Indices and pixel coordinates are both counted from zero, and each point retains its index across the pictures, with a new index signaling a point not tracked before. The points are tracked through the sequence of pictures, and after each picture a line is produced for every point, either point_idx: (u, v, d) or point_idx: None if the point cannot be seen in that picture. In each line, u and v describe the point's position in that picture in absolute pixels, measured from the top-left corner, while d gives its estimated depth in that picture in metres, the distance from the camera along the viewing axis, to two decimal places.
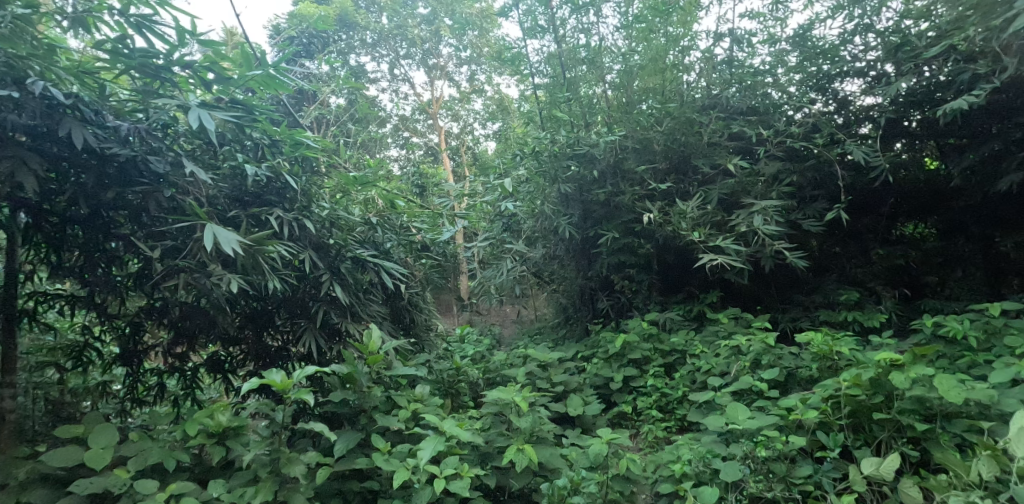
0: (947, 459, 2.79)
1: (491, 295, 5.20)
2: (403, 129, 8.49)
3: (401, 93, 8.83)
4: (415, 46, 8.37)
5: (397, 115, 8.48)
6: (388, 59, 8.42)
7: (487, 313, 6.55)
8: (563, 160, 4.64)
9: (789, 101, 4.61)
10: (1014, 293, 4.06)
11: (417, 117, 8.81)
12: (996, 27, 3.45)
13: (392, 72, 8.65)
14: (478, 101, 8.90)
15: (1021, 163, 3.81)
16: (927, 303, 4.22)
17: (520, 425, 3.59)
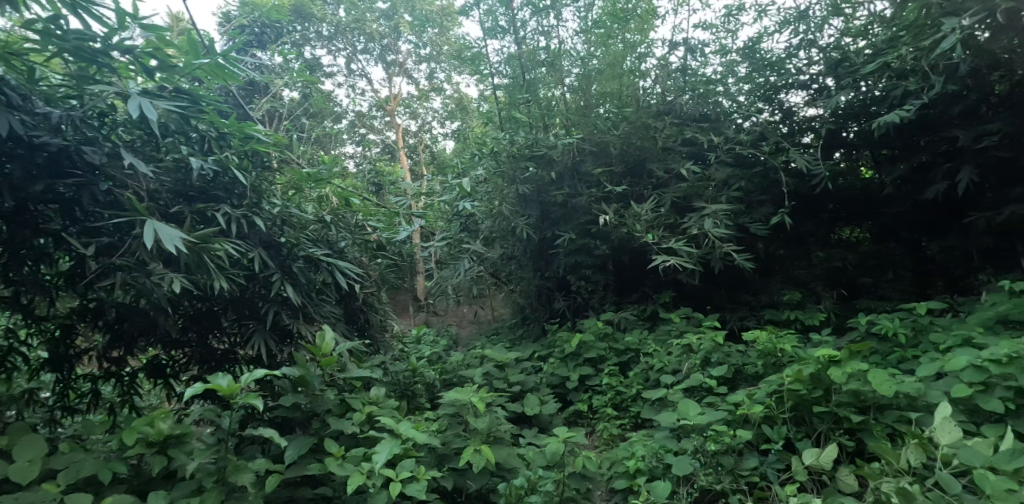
0: (880, 448, 2.99)
1: (449, 295, 5.15)
2: (359, 126, 8.31)
3: (358, 89, 8.63)
4: (373, 41, 8.23)
5: (354, 111, 8.28)
6: (345, 53, 8.27)
7: (445, 313, 6.49)
8: (522, 162, 4.68)
9: (739, 109, 4.82)
10: (938, 295, 4.30)
11: (374, 113, 8.64)
12: (930, 47, 3.69)
13: (349, 67, 8.43)
14: (436, 100, 8.80)
15: (946, 174, 4.12)
16: (862, 303, 4.42)
17: (477, 425, 3.59)
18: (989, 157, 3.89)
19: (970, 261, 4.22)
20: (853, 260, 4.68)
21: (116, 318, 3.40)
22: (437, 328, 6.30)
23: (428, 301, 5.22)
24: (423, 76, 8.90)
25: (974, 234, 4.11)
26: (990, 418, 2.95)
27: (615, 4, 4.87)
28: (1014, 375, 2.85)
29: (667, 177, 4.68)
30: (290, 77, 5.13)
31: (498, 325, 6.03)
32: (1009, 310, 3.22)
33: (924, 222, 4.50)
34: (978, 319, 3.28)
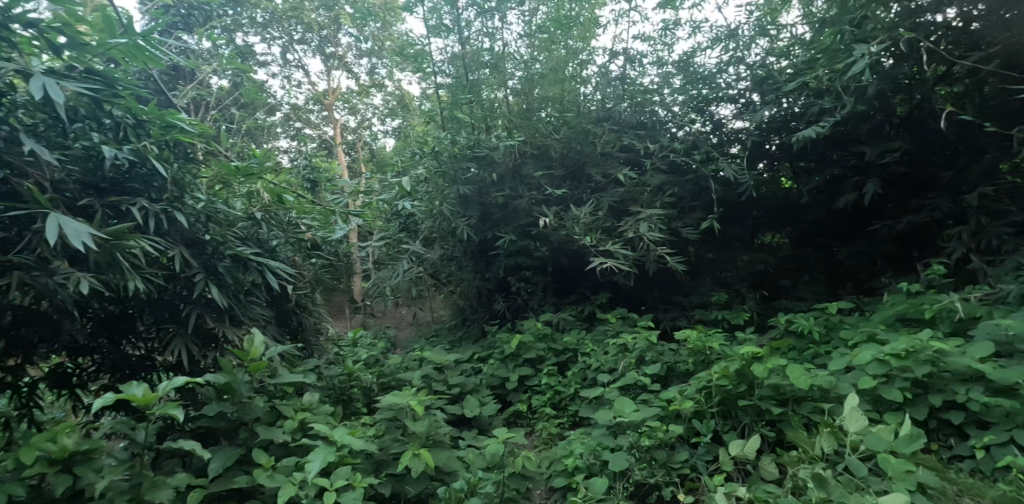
0: (797, 437, 3.22)
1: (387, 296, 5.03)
2: (294, 119, 7.97)
3: (294, 81, 8.27)
4: (311, 31, 7.91)
5: (289, 104, 7.94)
6: (281, 42, 7.91)
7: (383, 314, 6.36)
8: (463, 162, 4.66)
9: (674, 119, 5.04)
10: (847, 295, 4.69)
11: (311, 107, 8.32)
12: (842, 70, 4.03)
13: (284, 57, 8.03)
14: (376, 97, 8.57)
15: (855, 185, 4.47)
16: (782, 302, 4.76)
17: (415, 429, 3.52)
18: (891, 171, 4.31)
19: (874, 265, 4.64)
20: (774, 263, 5.04)
21: (13, 322, 3.01)
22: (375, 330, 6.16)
23: (366, 303, 5.07)
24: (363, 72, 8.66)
25: (878, 241, 4.54)
26: (891, 407, 3.24)
27: (559, 10, 4.96)
28: (911, 367, 3.13)
29: (604, 182, 4.82)
30: (218, 64, 4.75)
31: (438, 326, 5.98)
32: (905, 309, 3.57)
33: (835, 229, 4.90)
34: (880, 317, 3.61)
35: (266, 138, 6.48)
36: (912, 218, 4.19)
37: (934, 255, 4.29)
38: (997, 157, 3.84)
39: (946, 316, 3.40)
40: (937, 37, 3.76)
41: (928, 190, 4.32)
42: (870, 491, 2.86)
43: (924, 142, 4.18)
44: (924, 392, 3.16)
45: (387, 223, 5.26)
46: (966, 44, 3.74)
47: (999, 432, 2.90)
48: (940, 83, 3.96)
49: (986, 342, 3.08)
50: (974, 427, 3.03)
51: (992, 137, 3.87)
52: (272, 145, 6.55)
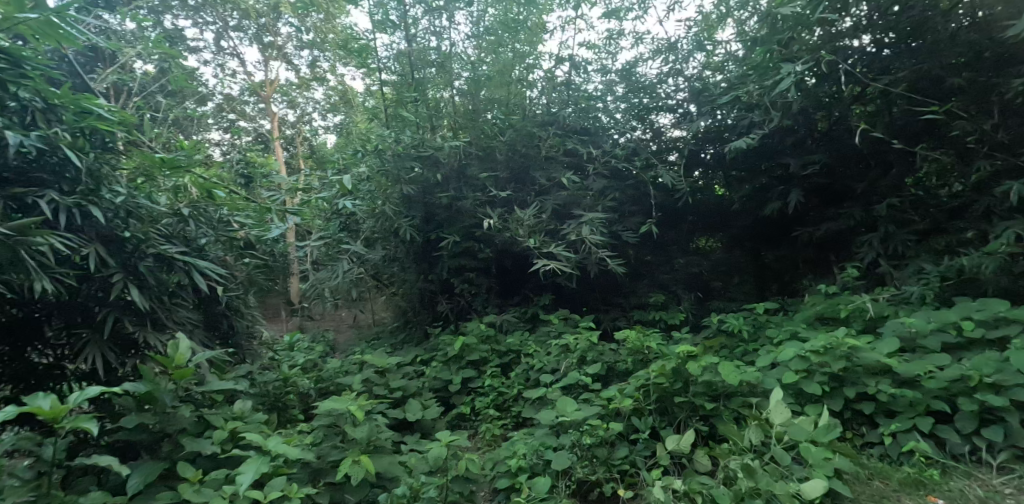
0: (728, 430, 3.39)
1: (327, 298, 4.86)
2: (228, 111, 7.64)
3: (228, 70, 7.87)
4: (248, 18, 7.65)
5: (222, 94, 7.56)
6: (215, 28, 7.49)
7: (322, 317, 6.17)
8: (407, 161, 4.58)
9: (615, 126, 5.24)
10: (773, 297, 4.99)
11: (247, 98, 8.11)
12: (770, 86, 4.32)
13: (218, 44, 7.61)
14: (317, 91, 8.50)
15: (782, 194, 4.76)
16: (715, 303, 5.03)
17: (356, 435, 3.41)
18: (812, 182, 4.65)
19: (797, 268, 4.97)
20: (708, 266, 5.29)
21: None
22: (312, 333, 5.97)
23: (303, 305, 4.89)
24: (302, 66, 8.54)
25: (801, 245, 4.86)
26: (811, 399, 3.47)
27: (506, 13, 4.98)
28: (829, 362, 3.38)
29: (548, 185, 4.89)
30: (143, 47, 4.37)
31: (379, 330, 5.88)
32: (823, 309, 3.87)
33: (763, 235, 5.18)
34: (802, 317, 3.89)
35: (198, 129, 5.93)
36: (830, 225, 4.53)
37: (849, 260, 4.64)
38: (902, 172, 4.26)
39: (859, 315, 3.72)
40: (856, 60, 4.10)
41: (844, 200, 4.70)
42: (794, 478, 3.06)
43: (842, 156, 4.54)
44: (840, 385, 3.40)
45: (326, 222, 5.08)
46: (879, 69, 4.09)
47: (904, 419, 3.17)
48: (856, 102, 4.23)
49: (893, 338, 3.38)
50: (883, 416, 3.30)
51: (898, 153, 4.29)
52: (202, 137, 6.18)
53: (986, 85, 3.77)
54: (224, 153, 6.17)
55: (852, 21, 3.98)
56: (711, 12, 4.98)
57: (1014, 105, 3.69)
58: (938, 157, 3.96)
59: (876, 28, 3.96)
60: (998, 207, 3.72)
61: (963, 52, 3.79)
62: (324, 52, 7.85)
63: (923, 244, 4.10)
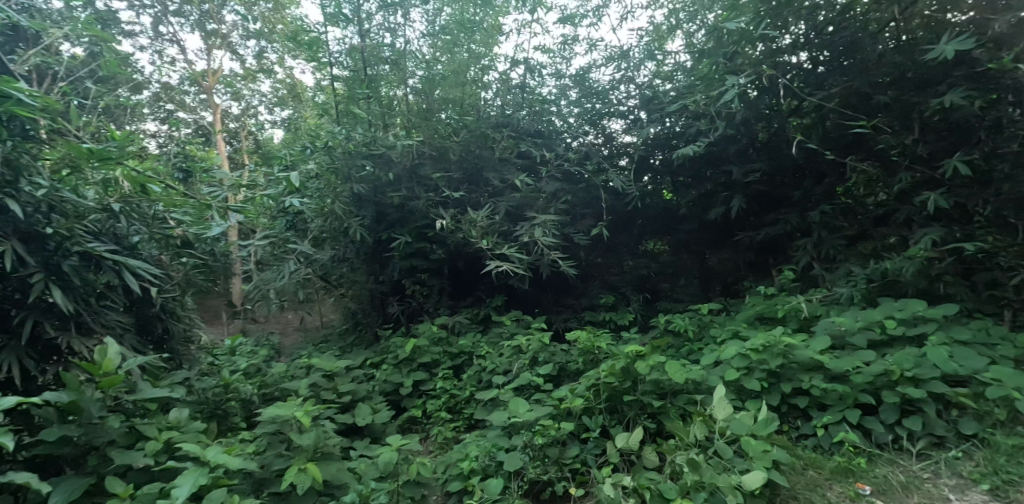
0: (674, 426, 3.47)
1: (272, 301, 4.64)
2: (166, 100, 7.26)
3: (165, 57, 7.44)
4: (190, 3, 7.30)
5: (159, 82, 7.20)
6: (154, 11, 7.05)
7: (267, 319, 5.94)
8: (358, 159, 4.49)
9: (568, 130, 5.39)
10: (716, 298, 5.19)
11: (187, 87, 7.79)
12: (716, 97, 4.58)
13: (156, 28, 7.23)
14: (264, 82, 8.33)
15: (726, 200, 4.96)
16: (663, 304, 5.20)
17: (302, 442, 3.27)
18: (754, 189, 4.85)
19: (739, 271, 5.18)
20: (656, 269, 5.46)
21: None
22: (257, 336, 5.74)
23: (246, 308, 4.61)
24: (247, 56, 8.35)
25: (742, 249, 5.06)
26: (751, 395, 3.61)
27: (462, 13, 4.96)
28: (767, 359, 3.56)
29: (501, 187, 4.91)
30: (71, 28, 4.04)
31: (327, 332, 5.74)
32: (762, 309, 4.09)
33: (709, 239, 5.33)
34: (743, 317, 4.08)
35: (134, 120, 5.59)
36: (768, 230, 4.75)
37: (786, 263, 4.87)
38: (834, 181, 4.55)
39: (794, 314, 3.95)
40: (792, 75, 4.35)
41: (781, 206, 4.94)
42: (736, 471, 3.13)
43: (780, 165, 4.74)
44: (777, 381, 3.57)
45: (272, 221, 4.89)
46: (813, 83, 4.37)
47: (835, 412, 3.36)
48: (793, 115, 4.53)
49: (824, 336, 3.61)
50: (816, 409, 3.48)
51: (830, 164, 4.56)
52: (135, 127, 5.78)
53: (909, 103, 4.04)
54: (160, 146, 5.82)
55: (792, 38, 4.25)
56: (661, 23, 5.12)
57: (933, 122, 3.97)
58: (866, 169, 4.26)
59: (813, 46, 4.24)
60: (916, 217, 4.06)
61: (888, 72, 4.08)
62: (271, 43, 7.58)
63: (852, 248, 4.37)
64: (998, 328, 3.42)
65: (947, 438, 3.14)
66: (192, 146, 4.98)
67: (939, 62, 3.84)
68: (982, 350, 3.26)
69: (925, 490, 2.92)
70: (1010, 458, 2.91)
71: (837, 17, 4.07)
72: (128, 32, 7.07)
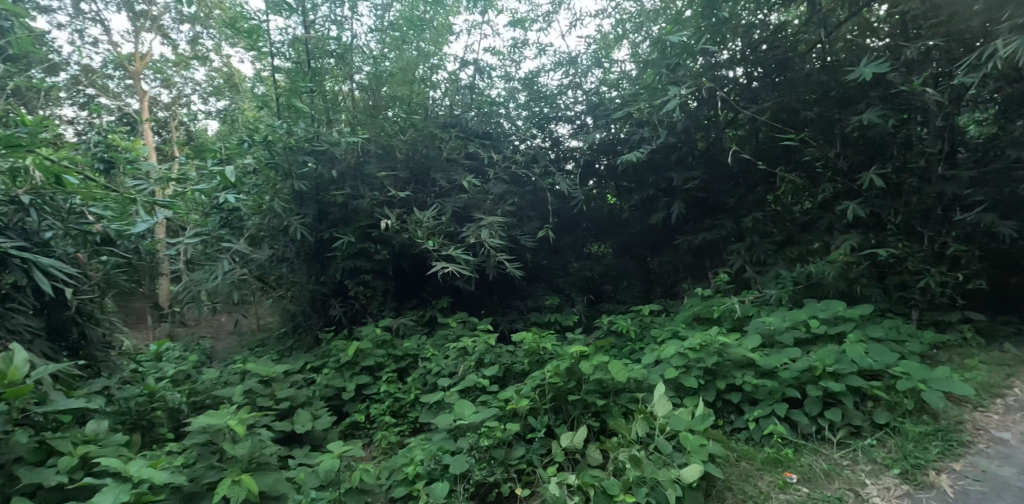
0: (617, 425, 3.51)
1: (203, 303, 4.38)
2: (87, 84, 6.77)
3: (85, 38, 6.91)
4: None
5: (78, 64, 6.72)
6: None
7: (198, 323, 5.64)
8: (299, 155, 4.31)
9: (517, 132, 5.40)
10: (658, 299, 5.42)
11: (111, 72, 7.37)
12: (658, 106, 4.80)
13: (76, 7, 6.73)
14: (197, 71, 7.97)
15: (667, 205, 5.16)
16: (607, 305, 5.36)
17: (235, 452, 3.05)
18: (692, 196, 5.07)
19: (678, 273, 5.43)
20: (600, 271, 5.62)
21: None
22: (186, 341, 5.42)
23: (173, 310, 4.40)
24: (179, 41, 7.98)
25: (681, 252, 5.31)
26: (688, 391, 3.74)
27: (412, 10, 4.91)
28: (703, 358, 3.73)
29: (448, 188, 4.88)
30: None
31: (264, 336, 5.51)
32: (700, 310, 4.30)
33: (650, 242, 5.57)
34: (682, 318, 4.27)
35: (49, 103, 5.23)
36: (705, 235, 5.00)
37: (721, 266, 5.12)
38: (765, 190, 4.85)
39: (728, 315, 4.18)
40: (729, 88, 4.61)
41: (718, 212, 5.18)
42: (674, 465, 3.17)
43: (717, 173, 5.00)
44: (713, 378, 3.73)
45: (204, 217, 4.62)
46: (748, 98, 4.64)
47: (766, 406, 3.53)
48: (730, 126, 4.76)
49: (756, 335, 3.83)
50: (748, 404, 3.64)
51: (763, 174, 4.85)
52: (50, 112, 5.34)
53: (831, 119, 4.40)
54: (78, 134, 5.40)
55: (729, 53, 4.52)
56: (609, 33, 5.44)
57: (852, 138, 4.35)
58: (793, 179, 4.59)
59: (748, 62, 4.54)
60: (838, 224, 4.38)
61: (815, 90, 4.43)
62: (206, 30, 7.24)
63: (779, 253, 4.66)
64: (906, 326, 3.79)
65: (863, 427, 3.35)
66: (115, 136, 4.64)
67: (858, 83, 4.22)
68: (894, 346, 3.58)
69: (845, 476, 3.09)
70: (917, 444, 3.16)
71: (770, 35, 4.45)
72: (43, 9, 6.54)
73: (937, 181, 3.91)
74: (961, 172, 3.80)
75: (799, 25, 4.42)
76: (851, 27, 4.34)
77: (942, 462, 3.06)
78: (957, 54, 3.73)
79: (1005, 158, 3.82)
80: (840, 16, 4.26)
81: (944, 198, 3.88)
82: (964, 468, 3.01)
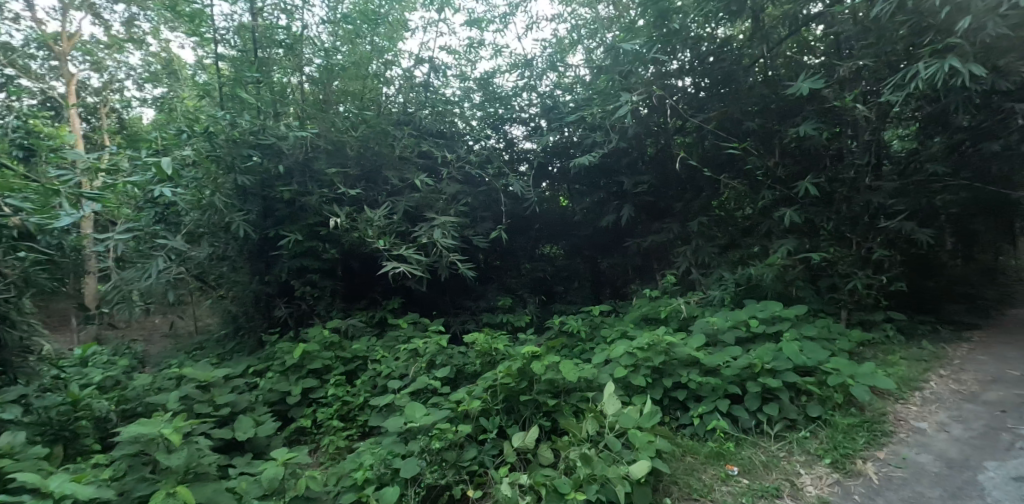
0: (569, 424, 3.50)
1: (134, 303, 4.18)
2: (6, 64, 6.26)
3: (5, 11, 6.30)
4: None
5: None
6: None
7: (129, 326, 5.32)
8: (244, 149, 4.15)
9: (471, 132, 5.44)
10: (608, 300, 5.60)
11: (33, 51, 6.85)
12: (610, 111, 4.93)
13: None
14: (132, 55, 7.48)
15: (617, 208, 5.31)
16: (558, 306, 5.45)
17: (170, 463, 2.82)
18: (641, 199, 5.24)
19: (627, 274, 5.62)
20: (551, 272, 5.73)
21: None
22: (115, 344, 5.08)
23: (101, 311, 4.14)
24: (113, 21, 7.47)
25: (630, 254, 5.49)
26: (637, 390, 3.82)
27: (366, 4, 4.78)
28: (652, 357, 3.83)
29: (400, 186, 4.80)
30: None
31: (202, 339, 5.25)
32: (648, 311, 4.46)
33: (601, 244, 5.73)
34: (630, 318, 4.41)
35: None
36: (653, 238, 5.18)
37: (668, 268, 5.33)
38: (710, 195, 5.06)
39: (675, 315, 4.34)
40: (678, 97, 4.82)
41: (665, 216, 5.38)
42: (624, 462, 3.15)
43: (664, 178, 5.22)
44: (660, 376, 3.83)
45: (137, 212, 4.35)
46: (695, 107, 4.87)
47: (709, 402, 3.65)
48: (678, 133, 4.98)
49: (701, 335, 3.98)
50: (693, 400, 3.75)
51: (707, 180, 5.05)
52: None
53: (772, 131, 4.67)
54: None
55: (678, 63, 4.72)
56: (564, 37, 5.54)
57: (789, 149, 4.63)
58: (735, 186, 4.80)
59: (695, 72, 4.74)
60: (776, 229, 4.60)
61: (757, 102, 4.62)
62: (143, 11, 6.82)
63: (723, 256, 4.85)
64: (836, 325, 4.07)
65: (798, 421, 3.53)
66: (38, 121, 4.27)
67: (796, 97, 4.47)
68: (825, 344, 3.83)
69: (782, 467, 3.21)
70: (845, 434, 3.38)
71: (717, 49, 4.65)
72: None
73: (865, 191, 4.27)
74: (886, 184, 4.19)
75: (743, 40, 4.63)
76: (791, 44, 4.60)
77: (868, 451, 3.28)
78: (884, 75, 4.00)
79: (924, 171, 4.28)
80: (780, 33, 4.48)
81: (870, 207, 4.24)
82: (887, 456, 3.23)
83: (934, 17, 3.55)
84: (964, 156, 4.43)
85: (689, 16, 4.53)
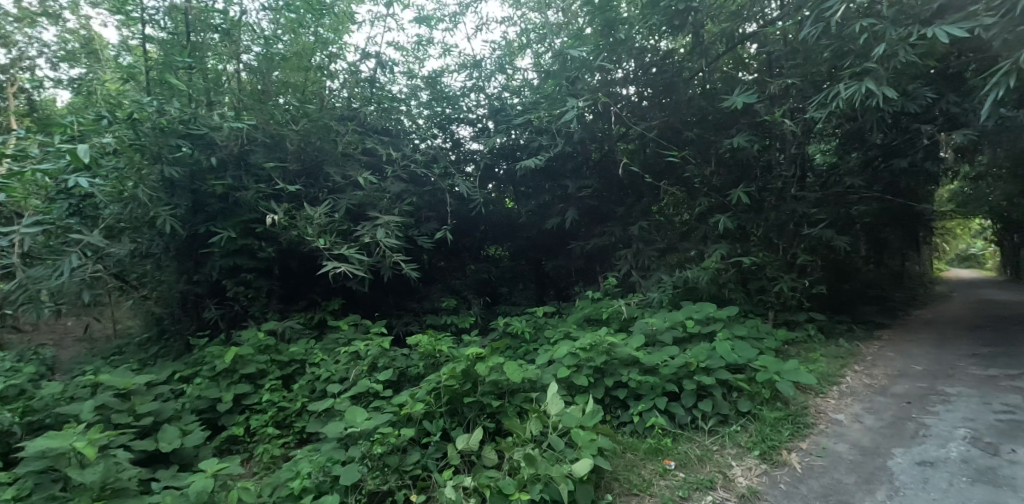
0: (513, 425, 3.47)
1: (41, 304, 3.85)
2: None
3: None
4: None
5: None
6: None
7: (36, 330, 4.86)
8: (172, 139, 3.88)
9: (417, 130, 5.38)
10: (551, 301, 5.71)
11: None
12: (558, 115, 5.06)
13: None
14: (46, 28, 6.64)
15: (561, 211, 5.40)
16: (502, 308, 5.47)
17: (83, 480, 2.54)
18: (584, 203, 5.35)
19: (570, 277, 5.75)
20: (495, 274, 5.76)
21: None
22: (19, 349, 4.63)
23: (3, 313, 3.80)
24: None
25: (573, 257, 5.61)
26: (581, 390, 3.87)
27: None
28: (594, 357, 3.91)
29: (342, 184, 4.65)
30: None
31: (122, 344, 4.86)
32: (591, 312, 4.56)
33: (545, 246, 5.83)
34: (574, 319, 4.50)
35: None
36: (596, 241, 5.32)
37: (609, 271, 5.50)
38: (650, 201, 5.25)
39: (617, 316, 4.47)
40: (623, 104, 4.97)
41: (607, 220, 5.47)
42: (567, 460, 3.15)
43: (607, 183, 5.37)
44: (602, 376, 3.92)
45: (47, 203, 3.98)
46: (638, 114, 5.01)
47: (648, 400, 3.76)
48: (621, 140, 5.14)
49: (641, 335, 4.12)
50: (633, 399, 3.84)
51: (648, 186, 5.27)
52: None
53: (709, 141, 4.91)
54: None
55: (623, 72, 4.86)
56: (514, 40, 5.62)
57: (724, 159, 4.89)
58: (674, 193, 5.05)
59: (639, 81, 4.90)
60: (710, 234, 4.86)
61: (696, 113, 4.94)
62: None
63: (661, 259, 5.00)
64: (764, 325, 4.34)
65: (730, 416, 3.71)
66: None
67: (730, 110, 4.76)
68: (754, 343, 4.07)
69: (716, 460, 3.35)
70: (772, 428, 3.60)
71: (660, 60, 4.83)
72: None
73: (790, 201, 4.62)
74: (809, 194, 4.56)
75: (683, 54, 4.85)
76: (728, 61, 4.93)
77: (792, 443, 3.50)
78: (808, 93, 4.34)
79: (842, 184, 4.70)
80: (718, 49, 4.75)
81: (795, 215, 4.60)
82: (809, 447, 3.46)
83: (854, 43, 3.86)
84: (876, 171, 4.94)
85: (634, 27, 4.71)
